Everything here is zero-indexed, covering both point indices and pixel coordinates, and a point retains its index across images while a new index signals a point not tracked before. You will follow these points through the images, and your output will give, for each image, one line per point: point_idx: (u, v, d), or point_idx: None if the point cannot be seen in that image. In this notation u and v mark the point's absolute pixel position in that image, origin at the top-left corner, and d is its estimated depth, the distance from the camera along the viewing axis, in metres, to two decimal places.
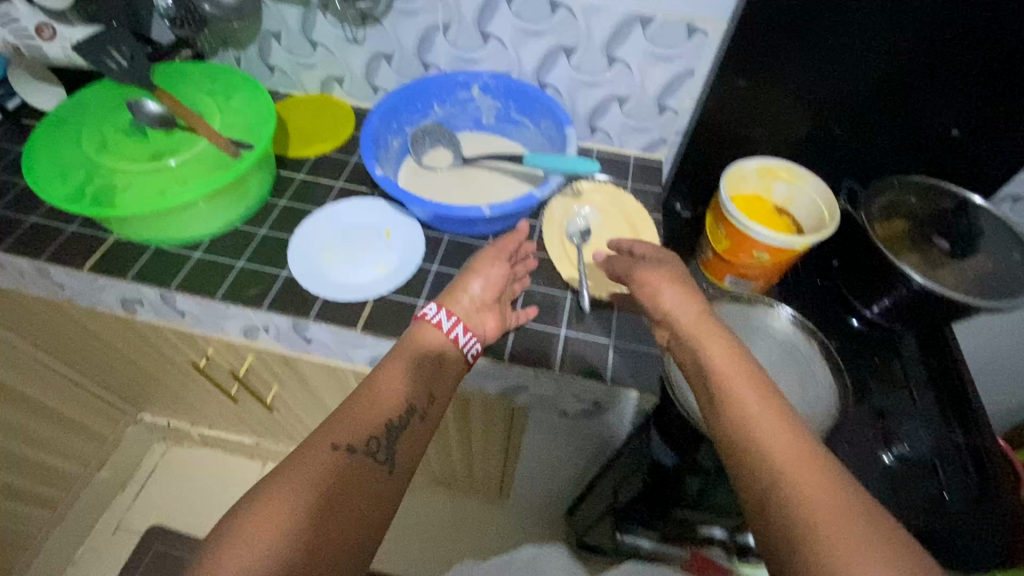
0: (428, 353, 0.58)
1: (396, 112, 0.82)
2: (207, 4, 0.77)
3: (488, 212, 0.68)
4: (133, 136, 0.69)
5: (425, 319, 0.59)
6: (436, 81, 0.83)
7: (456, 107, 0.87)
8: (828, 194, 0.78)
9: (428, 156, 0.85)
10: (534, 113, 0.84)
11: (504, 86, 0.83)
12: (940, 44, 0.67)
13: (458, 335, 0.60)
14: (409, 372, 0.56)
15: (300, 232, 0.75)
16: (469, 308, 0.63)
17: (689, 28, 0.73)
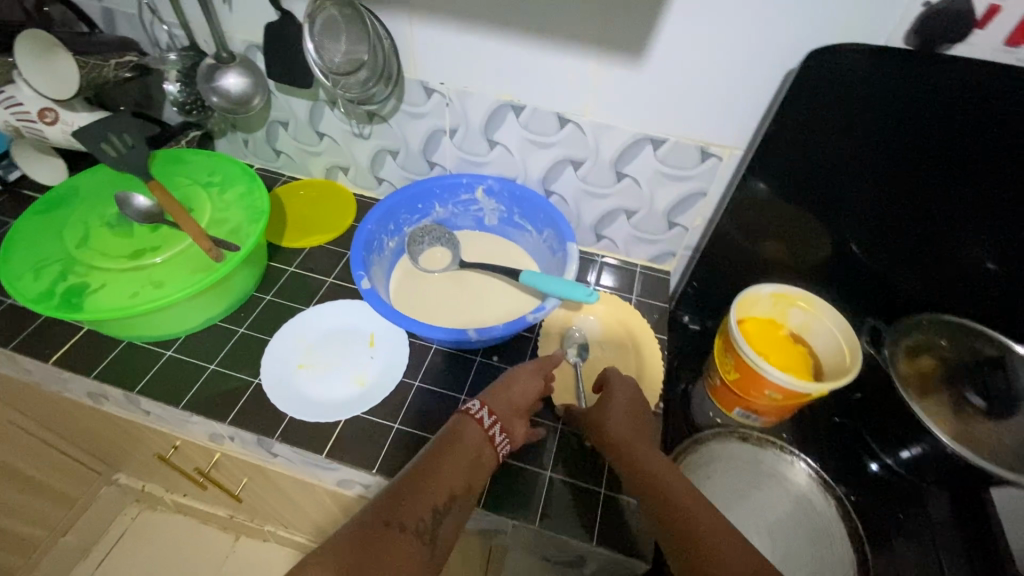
0: (474, 442, 0.53)
1: (394, 213, 0.80)
2: (213, 96, 0.77)
3: (473, 337, 0.65)
4: (118, 230, 0.67)
5: (469, 412, 0.55)
6: (438, 182, 0.81)
7: (458, 207, 0.84)
8: (849, 331, 0.71)
9: (425, 256, 0.82)
10: (537, 220, 0.81)
11: (507, 192, 0.80)
12: (976, 186, 0.61)
13: (495, 437, 0.55)
14: (455, 460, 0.51)
15: (281, 336, 0.71)
16: (507, 410, 0.58)
17: (703, 151, 0.69)
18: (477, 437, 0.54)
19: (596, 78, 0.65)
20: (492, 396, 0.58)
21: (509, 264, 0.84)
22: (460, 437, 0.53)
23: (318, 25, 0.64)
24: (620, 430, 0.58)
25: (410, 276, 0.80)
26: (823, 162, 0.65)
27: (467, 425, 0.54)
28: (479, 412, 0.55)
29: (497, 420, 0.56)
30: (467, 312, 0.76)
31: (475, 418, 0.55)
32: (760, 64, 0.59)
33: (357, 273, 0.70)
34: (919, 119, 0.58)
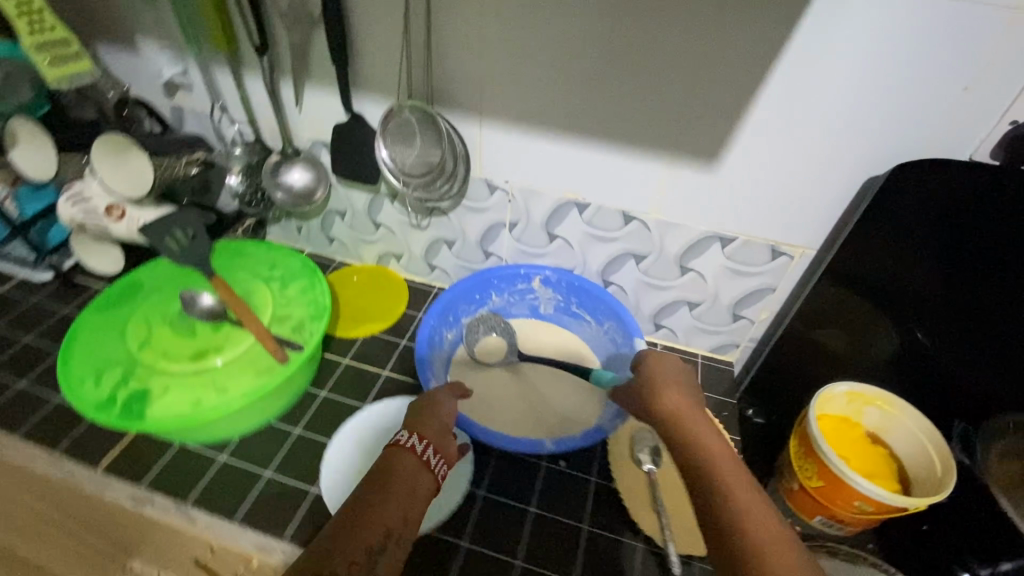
0: (395, 474, 0.50)
1: (453, 305, 0.79)
2: (279, 192, 0.79)
3: (548, 448, 0.63)
4: (181, 330, 0.66)
5: (396, 443, 0.52)
6: (497, 273, 0.79)
7: (514, 296, 0.83)
8: (935, 435, 0.67)
9: (482, 346, 0.80)
10: (596, 310, 0.79)
11: (566, 282, 0.79)
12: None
13: (428, 459, 0.52)
14: (372, 498, 0.47)
15: (338, 439, 0.68)
16: (438, 429, 0.56)
17: (774, 250, 0.68)
18: (403, 467, 0.50)
19: (667, 181, 0.66)
20: (417, 420, 0.57)
21: (567, 356, 0.81)
22: (382, 471, 0.50)
23: (393, 126, 0.67)
24: (682, 409, 0.55)
25: (469, 370, 0.78)
26: (903, 259, 0.60)
27: (394, 457, 0.51)
28: (407, 439, 0.53)
29: (430, 444, 0.54)
30: (532, 412, 0.73)
31: (405, 446, 0.52)
32: (836, 171, 0.59)
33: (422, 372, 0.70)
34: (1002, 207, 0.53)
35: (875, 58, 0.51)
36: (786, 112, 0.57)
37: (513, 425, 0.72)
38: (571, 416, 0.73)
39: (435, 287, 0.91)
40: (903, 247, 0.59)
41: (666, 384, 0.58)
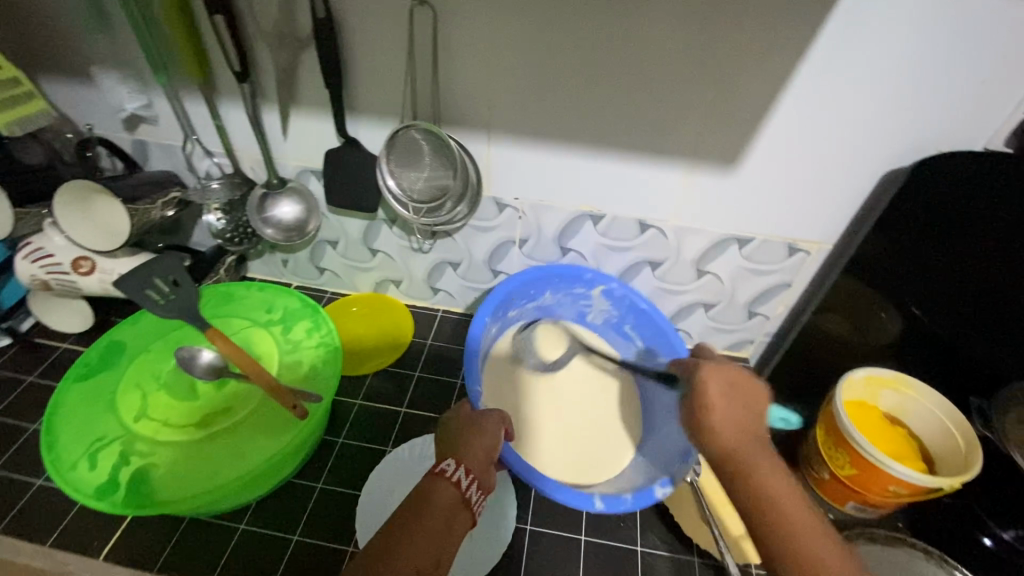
0: (444, 506, 0.47)
1: (505, 301, 0.72)
2: (268, 228, 0.73)
3: (599, 508, 0.57)
4: (181, 392, 0.60)
5: (439, 473, 0.49)
6: (558, 274, 0.73)
7: (568, 296, 0.78)
8: (954, 412, 0.69)
9: (517, 344, 0.78)
10: (650, 338, 0.74)
11: (630, 302, 0.73)
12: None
13: (472, 496, 0.49)
14: (422, 527, 0.45)
15: (369, 491, 0.64)
16: (482, 459, 0.53)
17: (790, 247, 0.68)
18: (450, 502, 0.47)
19: (686, 188, 0.64)
20: (463, 448, 0.53)
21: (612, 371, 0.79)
22: (428, 501, 0.47)
23: (400, 148, 0.62)
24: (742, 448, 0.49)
25: (505, 372, 0.75)
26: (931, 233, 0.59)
27: (437, 487, 0.48)
28: (453, 472, 0.49)
29: (475, 480, 0.51)
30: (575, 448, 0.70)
31: (451, 479, 0.49)
32: (851, 166, 0.60)
33: (473, 389, 0.63)
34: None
35: (896, 55, 0.51)
36: (808, 113, 0.56)
37: (551, 460, 0.69)
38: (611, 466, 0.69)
39: (439, 310, 0.87)
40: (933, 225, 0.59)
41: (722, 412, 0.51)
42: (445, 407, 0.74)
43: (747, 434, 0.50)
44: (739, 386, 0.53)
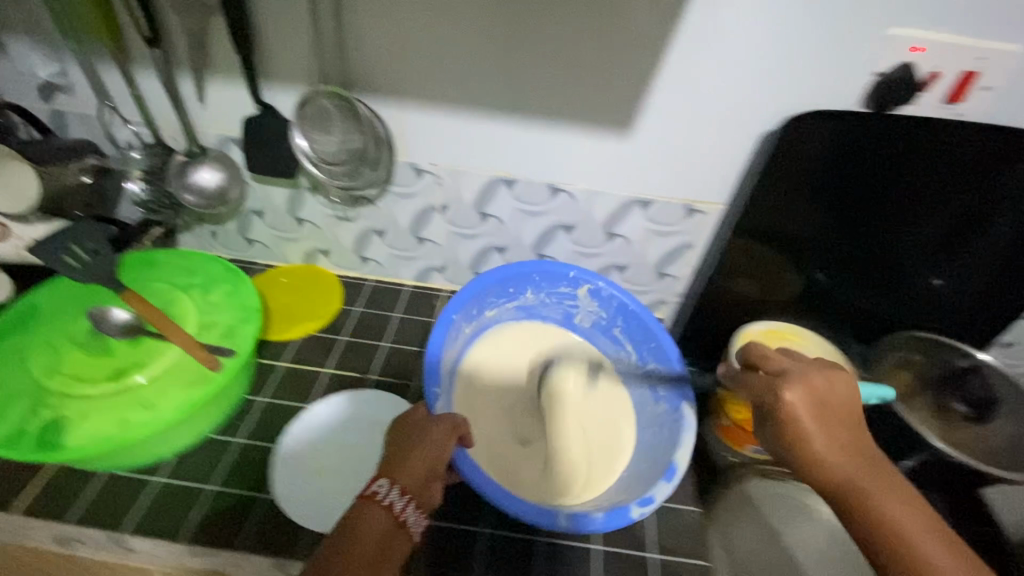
0: (376, 531, 0.50)
1: (480, 297, 0.77)
2: (188, 194, 0.74)
3: (563, 524, 0.59)
4: (95, 349, 0.62)
5: (371, 498, 0.52)
6: (540, 270, 0.78)
7: (552, 297, 0.82)
8: (839, 355, 0.78)
9: (498, 342, 0.82)
10: (641, 341, 0.79)
11: (618, 302, 0.79)
12: (958, 210, 0.69)
13: (408, 516, 0.52)
14: (356, 553, 0.48)
15: (286, 443, 0.65)
16: (419, 478, 0.55)
17: (689, 209, 0.73)
18: (381, 526, 0.50)
19: (587, 152, 0.69)
20: (401, 466, 0.56)
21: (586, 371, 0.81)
22: (359, 525, 0.50)
23: (310, 113, 0.65)
24: (854, 473, 0.49)
25: (486, 369, 0.78)
26: (805, 206, 0.69)
27: (368, 512, 0.51)
28: (386, 497, 0.52)
29: (411, 499, 0.53)
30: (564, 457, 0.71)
31: (383, 503, 0.52)
32: (734, 129, 0.65)
33: (430, 390, 0.66)
34: (864, 152, 0.63)
35: (756, 23, 0.56)
36: (688, 79, 0.61)
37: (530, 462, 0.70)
38: (602, 477, 0.70)
39: (369, 280, 0.89)
40: (808, 203, 0.69)
41: (817, 436, 0.50)
42: (369, 367, 0.77)
43: (847, 455, 0.50)
44: (824, 399, 0.52)
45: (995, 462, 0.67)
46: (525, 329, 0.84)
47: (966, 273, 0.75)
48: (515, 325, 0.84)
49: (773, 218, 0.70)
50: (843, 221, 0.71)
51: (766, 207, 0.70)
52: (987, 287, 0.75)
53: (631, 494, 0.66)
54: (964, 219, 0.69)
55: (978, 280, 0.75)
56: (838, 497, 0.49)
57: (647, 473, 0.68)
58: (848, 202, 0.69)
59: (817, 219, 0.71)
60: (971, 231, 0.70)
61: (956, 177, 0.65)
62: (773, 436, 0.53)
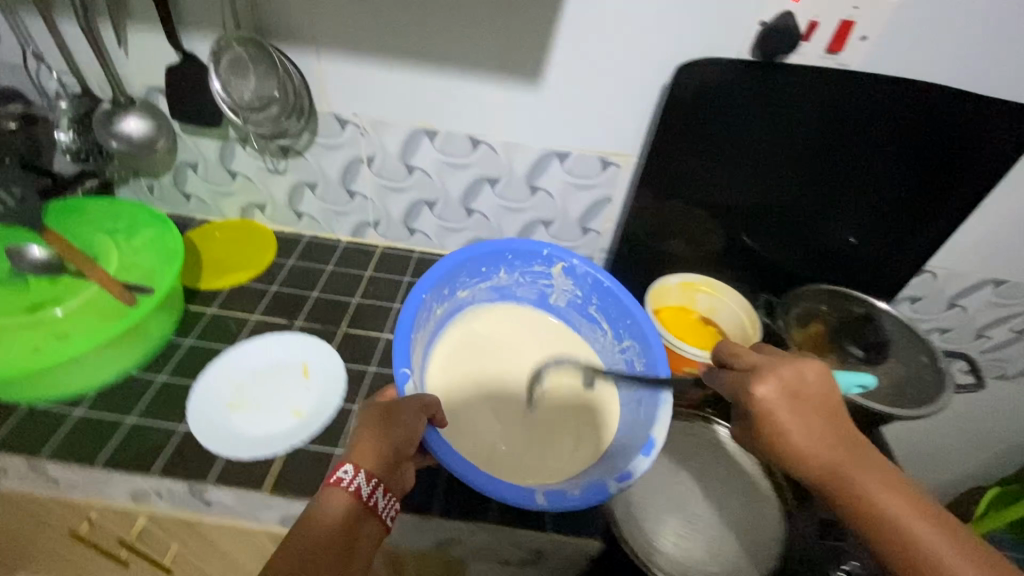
0: (342, 519, 0.49)
1: (453, 276, 0.74)
2: (114, 141, 0.75)
3: (540, 502, 0.54)
4: (15, 285, 0.65)
5: (336, 486, 0.49)
6: (512, 247, 0.76)
7: (526, 277, 0.80)
8: (748, 307, 0.81)
9: (469, 324, 0.78)
10: (617, 318, 0.75)
11: (591, 279, 0.76)
12: (862, 167, 0.73)
13: (376, 501, 0.50)
14: (321, 542, 0.47)
15: (204, 377, 0.69)
16: (387, 462, 0.52)
17: (604, 161, 0.76)
18: (347, 514, 0.49)
19: (501, 101, 0.71)
20: (368, 450, 0.52)
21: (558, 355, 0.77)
22: (325, 514, 0.48)
23: (225, 62, 0.67)
24: (833, 459, 0.50)
25: (457, 351, 0.75)
26: (719, 160, 0.73)
27: (334, 499, 0.49)
28: (352, 484, 0.49)
29: (379, 483, 0.51)
30: (538, 439, 0.67)
31: (349, 489, 0.50)
32: (637, 78, 0.67)
33: (400, 371, 0.59)
34: (765, 103, 0.67)
35: None
36: (588, 27, 0.63)
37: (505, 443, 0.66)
38: (579, 456, 0.67)
39: (305, 235, 0.92)
40: (722, 157, 0.73)
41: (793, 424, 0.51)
42: (296, 314, 0.80)
43: (830, 446, 0.50)
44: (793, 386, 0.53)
45: (888, 399, 0.71)
46: (500, 312, 0.81)
47: (875, 227, 0.79)
48: (489, 307, 0.81)
49: (688, 171, 0.74)
50: (757, 175, 0.75)
51: (680, 158, 0.73)
52: (894, 239, 0.80)
53: (609, 471, 0.61)
54: (868, 173, 0.74)
55: (888, 233, 0.80)
56: (827, 490, 0.50)
57: (627, 449, 0.64)
58: (760, 157, 0.73)
59: (733, 173, 0.75)
60: (874, 184, 0.75)
61: (855, 130, 0.70)
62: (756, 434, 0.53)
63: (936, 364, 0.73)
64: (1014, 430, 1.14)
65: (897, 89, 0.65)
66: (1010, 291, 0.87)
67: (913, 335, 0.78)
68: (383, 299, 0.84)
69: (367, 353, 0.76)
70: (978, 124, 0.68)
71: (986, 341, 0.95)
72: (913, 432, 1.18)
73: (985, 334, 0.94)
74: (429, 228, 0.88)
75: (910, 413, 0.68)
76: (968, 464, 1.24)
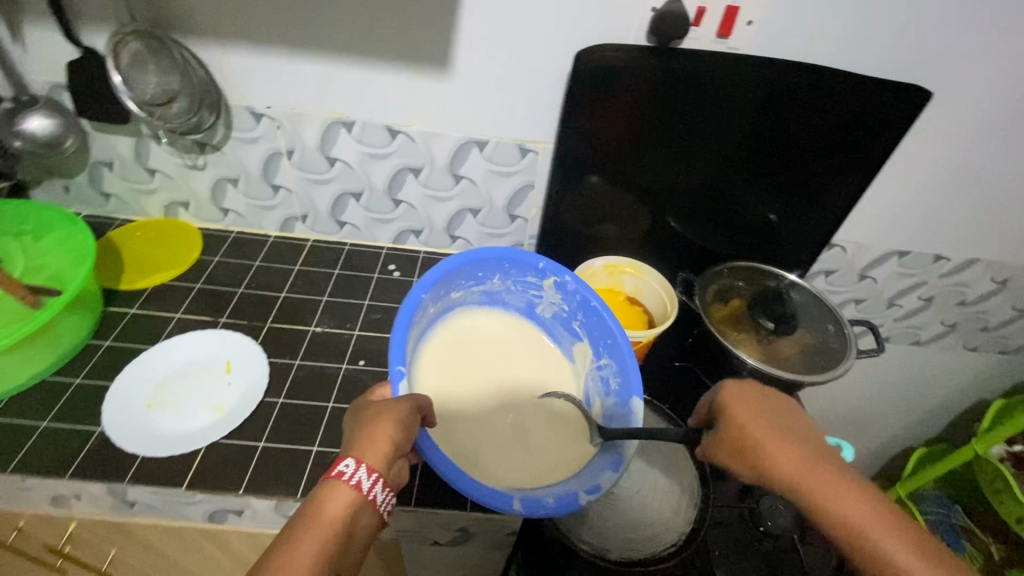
0: (341, 515, 0.44)
1: (451, 278, 0.66)
2: (16, 140, 0.72)
3: (517, 507, 0.52)
4: None
5: (340, 478, 0.45)
6: (509, 255, 0.68)
7: (518, 285, 0.73)
8: (668, 286, 0.83)
9: (457, 330, 0.70)
10: (598, 337, 0.69)
11: (582, 297, 0.69)
12: (772, 145, 0.77)
13: (376, 496, 0.46)
14: (319, 539, 0.42)
15: (124, 376, 0.69)
16: (391, 458, 0.49)
17: (522, 148, 0.78)
18: (347, 509, 0.45)
19: (413, 90, 0.72)
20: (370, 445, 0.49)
21: (540, 364, 0.71)
22: (323, 510, 0.44)
23: (123, 58, 0.66)
24: (804, 477, 0.48)
25: (445, 356, 0.67)
26: (635, 145, 0.76)
27: (334, 494, 0.45)
28: (355, 478, 0.46)
29: (382, 479, 0.47)
30: (518, 456, 0.62)
31: (350, 483, 0.46)
32: (542, 64, 0.69)
33: (395, 368, 0.55)
34: (669, 85, 0.70)
35: None
36: (489, 15, 0.65)
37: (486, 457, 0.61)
38: (544, 472, 0.61)
39: (233, 232, 0.91)
40: (637, 140, 0.75)
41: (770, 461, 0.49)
42: (221, 311, 0.79)
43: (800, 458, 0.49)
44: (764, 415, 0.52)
45: (798, 367, 0.74)
46: (486, 317, 0.74)
47: (789, 204, 0.83)
48: (476, 313, 0.73)
49: (605, 156, 0.77)
50: (673, 157, 0.78)
51: (597, 142, 0.75)
52: (806, 213, 0.84)
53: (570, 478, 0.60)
54: (776, 151, 0.77)
55: (800, 208, 0.83)
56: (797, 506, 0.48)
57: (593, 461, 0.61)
58: (674, 140, 0.76)
59: (650, 158, 0.78)
60: (781, 162, 0.79)
61: (758, 111, 0.73)
62: (725, 455, 0.52)
63: (841, 332, 0.78)
64: (934, 393, 1.22)
65: (793, 69, 0.69)
66: (913, 261, 0.93)
67: (822, 304, 0.82)
68: (312, 293, 0.84)
69: (293, 347, 0.76)
70: (872, 103, 0.71)
71: (898, 309, 1.02)
72: (844, 401, 1.25)
73: (896, 302, 1.00)
74: (358, 220, 0.88)
75: (818, 379, 0.71)
76: (896, 428, 1.31)
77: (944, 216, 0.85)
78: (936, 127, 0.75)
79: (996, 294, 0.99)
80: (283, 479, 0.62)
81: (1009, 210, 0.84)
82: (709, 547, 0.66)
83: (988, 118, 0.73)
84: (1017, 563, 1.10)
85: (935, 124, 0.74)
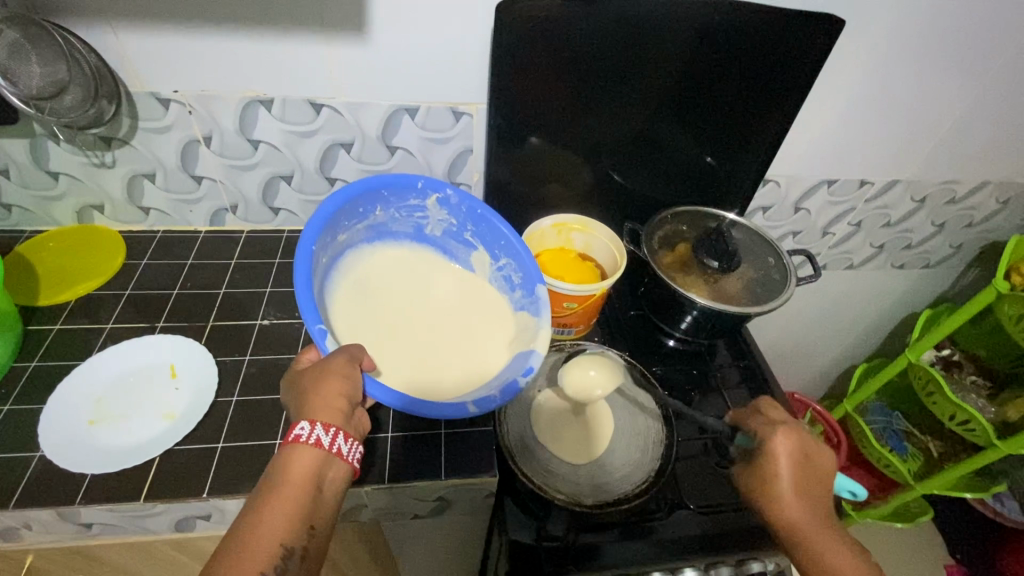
0: (306, 472, 0.45)
1: (334, 221, 0.63)
2: None
3: (473, 411, 0.55)
4: None
5: (298, 440, 0.46)
6: (387, 179, 0.67)
7: (402, 211, 0.71)
8: (616, 238, 0.83)
9: (354, 273, 0.67)
10: (492, 241, 0.71)
11: (467, 207, 0.70)
12: (702, 87, 0.78)
13: (340, 448, 0.47)
14: (285, 500, 0.43)
15: (59, 392, 0.65)
16: (347, 410, 0.49)
17: (454, 112, 0.76)
18: (311, 465, 0.45)
19: (332, 59, 0.68)
20: (319, 404, 0.48)
21: (446, 286, 0.71)
22: (285, 472, 0.45)
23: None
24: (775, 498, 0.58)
25: (348, 301, 0.63)
26: (569, 100, 0.75)
27: (295, 456, 0.46)
28: (311, 435, 0.46)
29: (340, 430, 0.48)
30: (444, 368, 0.62)
31: (310, 443, 0.46)
32: (465, 22, 0.67)
33: (316, 328, 0.53)
34: (596, 34, 0.69)
35: None
36: None
37: (415, 379, 0.60)
38: (473, 377, 0.62)
39: (159, 232, 0.85)
40: (570, 93, 0.74)
41: (774, 493, 0.58)
42: (157, 315, 0.75)
43: (788, 487, 0.57)
44: (812, 476, 0.59)
45: (744, 301, 0.77)
46: (380, 253, 0.71)
47: (724, 144, 0.85)
48: (366, 250, 0.70)
49: (541, 116, 0.76)
50: (608, 109, 0.78)
51: (530, 99, 0.74)
52: (740, 154, 0.86)
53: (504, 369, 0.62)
54: (706, 91, 0.78)
55: (735, 146, 0.86)
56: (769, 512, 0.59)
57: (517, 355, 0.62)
58: (607, 90, 0.75)
59: (586, 112, 0.77)
60: (712, 101, 0.80)
61: (685, 53, 0.73)
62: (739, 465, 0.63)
63: (781, 263, 0.81)
64: (871, 312, 1.31)
65: (715, 7, 0.69)
66: (841, 189, 0.98)
67: (762, 238, 0.86)
68: (253, 286, 0.80)
69: (240, 343, 0.73)
70: (794, 36, 0.73)
71: (832, 237, 1.07)
72: (792, 330, 1.32)
73: (829, 230, 1.06)
74: (293, 204, 0.84)
75: (762, 309, 0.74)
76: (840, 349, 1.40)
77: (865, 142, 0.90)
78: (853, 53, 0.77)
79: (918, 212, 1.05)
80: (247, 477, 0.61)
81: (923, 131, 0.89)
82: (677, 479, 0.70)
83: (897, 44, 0.77)
84: (953, 456, 1.21)
85: (852, 52, 0.77)
